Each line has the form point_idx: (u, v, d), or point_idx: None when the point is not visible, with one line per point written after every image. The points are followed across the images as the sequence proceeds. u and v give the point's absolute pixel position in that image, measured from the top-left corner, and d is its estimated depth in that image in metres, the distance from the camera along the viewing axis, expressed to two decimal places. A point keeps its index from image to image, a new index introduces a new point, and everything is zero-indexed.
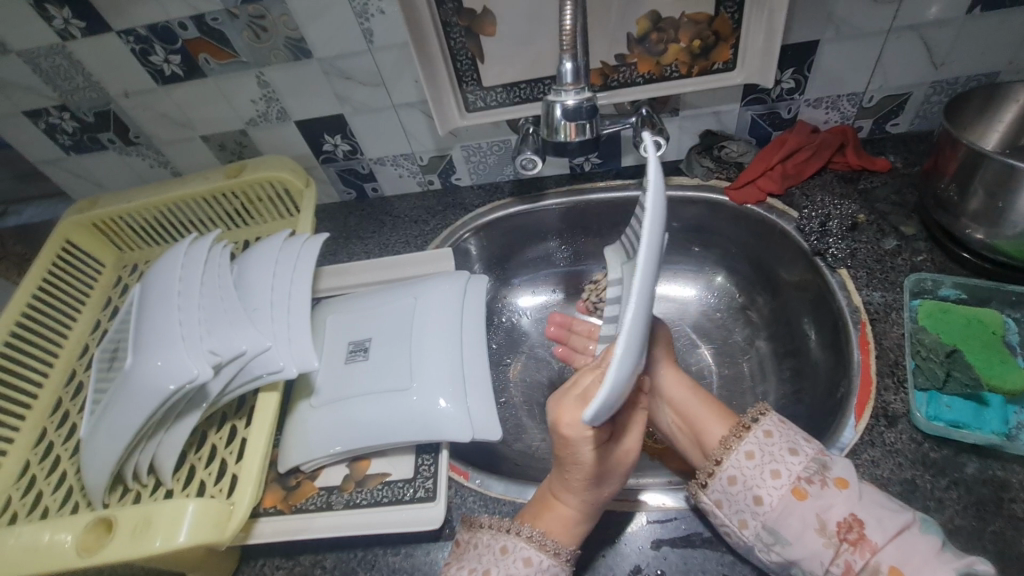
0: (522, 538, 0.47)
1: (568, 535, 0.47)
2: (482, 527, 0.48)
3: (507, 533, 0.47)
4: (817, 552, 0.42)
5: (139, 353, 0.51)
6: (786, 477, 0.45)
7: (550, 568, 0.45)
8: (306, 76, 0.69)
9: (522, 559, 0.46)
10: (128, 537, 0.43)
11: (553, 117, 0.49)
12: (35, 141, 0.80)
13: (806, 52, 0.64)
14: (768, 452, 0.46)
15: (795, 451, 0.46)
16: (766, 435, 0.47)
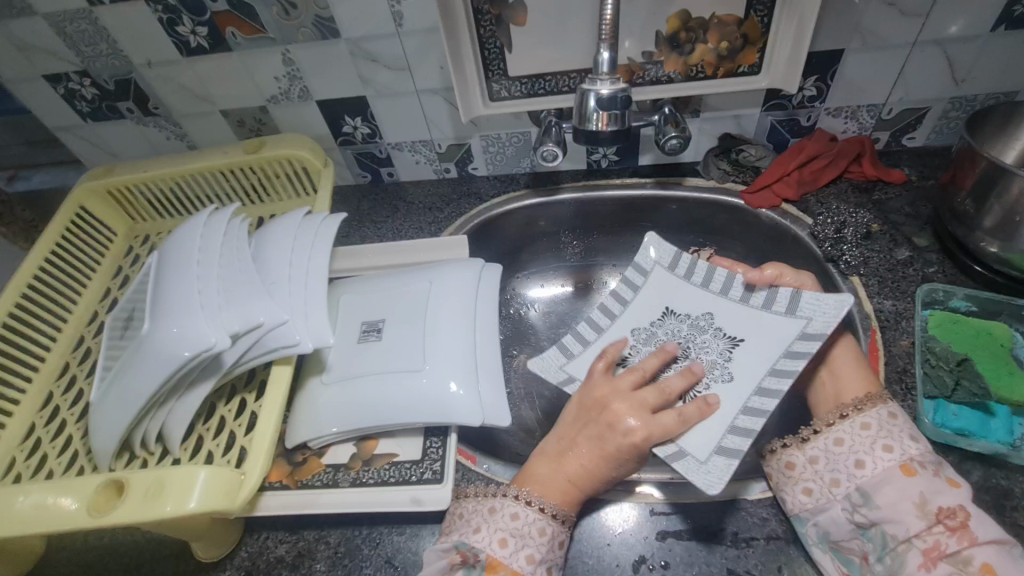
0: (509, 498, 0.49)
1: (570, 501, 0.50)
2: (500, 496, 0.50)
3: (495, 495, 0.50)
4: (907, 521, 0.43)
5: (157, 320, 0.51)
6: (899, 452, 0.45)
7: (536, 522, 0.47)
8: (332, 56, 0.69)
9: (509, 514, 0.48)
10: (139, 501, 0.43)
11: (586, 107, 0.50)
12: (52, 106, 0.79)
13: (831, 60, 0.64)
14: (890, 428, 0.47)
15: (915, 437, 0.46)
16: (863, 426, 0.48)
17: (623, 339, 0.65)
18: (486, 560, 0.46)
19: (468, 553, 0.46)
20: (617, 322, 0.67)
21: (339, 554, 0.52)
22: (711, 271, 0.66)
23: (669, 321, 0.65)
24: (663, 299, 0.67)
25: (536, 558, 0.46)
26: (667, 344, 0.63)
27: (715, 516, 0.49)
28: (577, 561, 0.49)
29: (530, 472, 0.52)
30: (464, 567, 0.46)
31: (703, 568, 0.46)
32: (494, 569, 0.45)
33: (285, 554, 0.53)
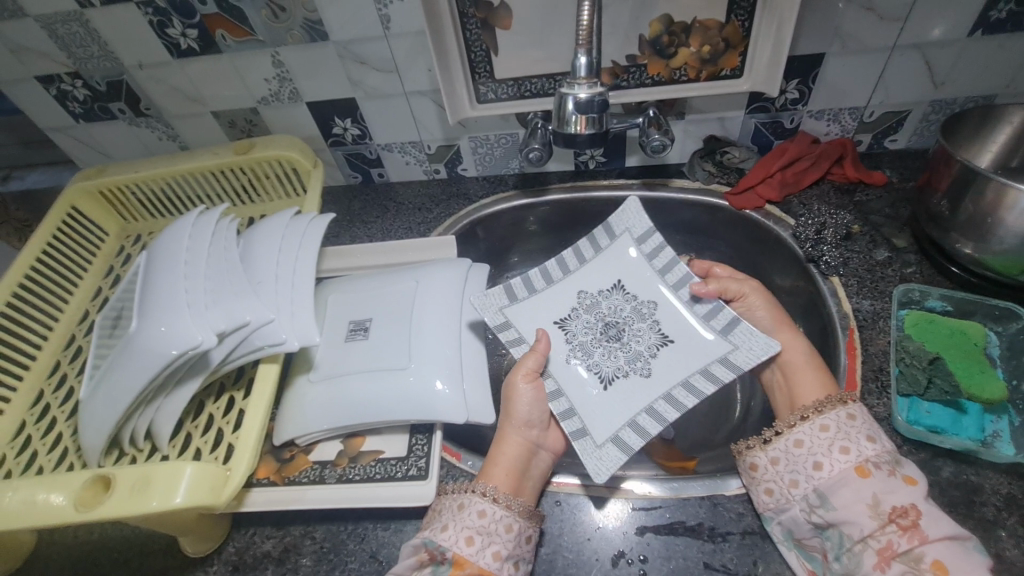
0: (477, 494, 0.49)
1: (493, 477, 0.51)
2: (476, 494, 0.49)
3: (464, 491, 0.50)
4: (861, 522, 0.44)
5: (145, 318, 0.51)
6: (855, 454, 0.47)
7: (504, 518, 0.47)
8: (321, 58, 0.70)
9: (476, 512, 0.48)
10: (125, 496, 0.44)
11: (564, 110, 0.50)
12: (45, 107, 0.80)
13: (812, 64, 0.66)
14: (842, 429, 0.48)
15: (872, 439, 0.47)
16: (822, 428, 0.49)
17: (564, 305, 0.69)
18: (453, 558, 0.45)
19: (435, 551, 0.46)
20: (564, 281, 0.70)
21: (324, 549, 0.53)
22: (675, 263, 0.68)
23: (615, 296, 0.69)
24: (618, 272, 0.70)
25: (503, 554, 0.46)
26: (603, 321, 0.68)
27: (693, 512, 0.50)
28: (556, 556, 0.50)
29: (481, 473, 0.53)
30: (432, 565, 0.46)
31: (680, 563, 0.47)
32: (461, 566, 0.45)
33: (272, 549, 0.53)
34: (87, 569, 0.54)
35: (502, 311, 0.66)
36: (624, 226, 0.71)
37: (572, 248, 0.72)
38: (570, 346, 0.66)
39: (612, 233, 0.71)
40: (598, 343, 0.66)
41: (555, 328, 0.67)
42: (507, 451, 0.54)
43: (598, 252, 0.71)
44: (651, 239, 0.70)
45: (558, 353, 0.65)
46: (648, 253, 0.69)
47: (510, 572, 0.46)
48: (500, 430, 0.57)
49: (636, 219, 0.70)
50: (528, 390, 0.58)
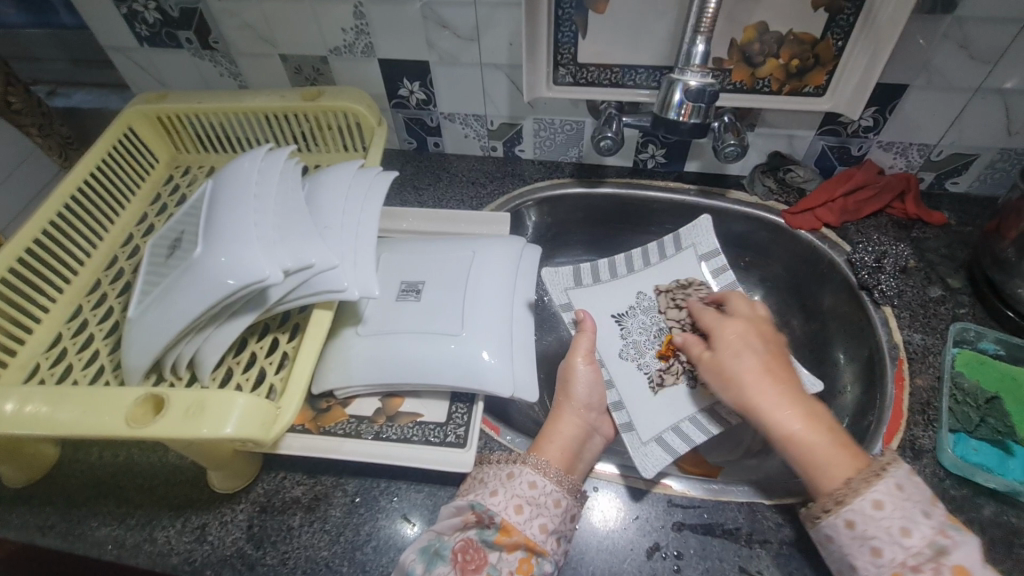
0: (529, 466, 0.50)
1: (552, 453, 0.52)
2: (526, 465, 0.50)
3: (515, 462, 0.50)
4: None
5: (209, 245, 0.51)
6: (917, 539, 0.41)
7: (553, 493, 0.48)
8: (404, 17, 0.69)
9: (527, 483, 0.48)
10: (178, 418, 0.43)
11: (674, 95, 0.53)
12: (111, 25, 0.78)
13: (893, 94, 0.66)
14: (874, 526, 0.42)
15: (908, 534, 0.41)
16: (875, 504, 0.43)
17: (624, 300, 0.73)
18: (501, 523, 0.45)
19: (482, 514, 0.46)
20: (627, 278, 0.75)
21: (355, 503, 0.52)
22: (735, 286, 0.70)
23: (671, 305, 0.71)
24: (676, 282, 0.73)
25: (550, 528, 0.46)
26: (657, 324, 0.69)
27: (731, 516, 0.50)
28: (593, 539, 0.50)
29: (532, 447, 0.54)
30: (477, 527, 0.46)
31: (715, 564, 0.47)
32: (508, 533, 0.45)
33: (302, 496, 0.53)
34: (110, 490, 0.53)
35: (567, 292, 0.74)
36: (692, 239, 0.74)
37: (641, 249, 0.76)
38: (623, 342, 0.69)
39: (679, 244, 0.74)
40: (650, 345, 0.68)
41: (610, 321, 0.71)
42: (563, 429, 0.55)
43: (663, 259, 0.75)
44: (716, 258, 0.72)
45: (612, 345, 0.68)
46: (711, 270, 0.72)
47: (553, 547, 0.46)
48: (556, 408, 0.58)
49: (704, 236, 0.73)
50: (587, 374, 0.60)
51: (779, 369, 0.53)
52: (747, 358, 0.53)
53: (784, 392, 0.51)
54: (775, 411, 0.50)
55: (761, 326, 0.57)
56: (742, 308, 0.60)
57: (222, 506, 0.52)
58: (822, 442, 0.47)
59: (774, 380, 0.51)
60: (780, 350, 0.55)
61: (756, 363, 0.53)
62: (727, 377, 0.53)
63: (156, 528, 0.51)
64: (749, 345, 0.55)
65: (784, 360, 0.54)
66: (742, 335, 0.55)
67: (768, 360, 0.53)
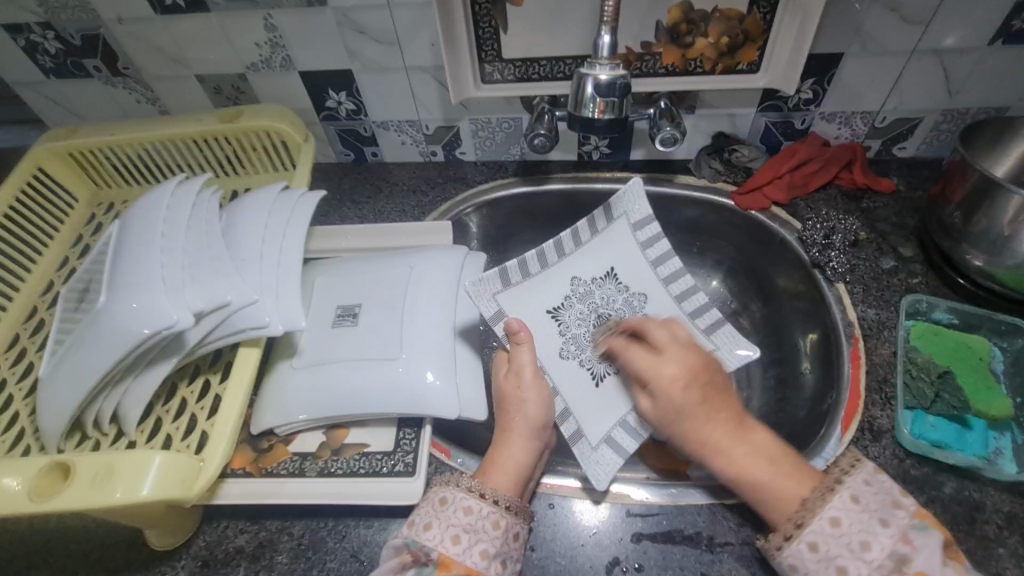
0: (462, 489, 0.47)
1: (500, 480, 0.48)
2: (461, 488, 0.47)
3: (448, 485, 0.47)
4: None
5: (114, 293, 0.47)
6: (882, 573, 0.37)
7: (490, 515, 0.45)
8: (318, 25, 0.65)
9: (462, 509, 0.46)
10: (87, 485, 0.40)
11: (585, 91, 0.51)
12: (12, 59, 0.74)
13: (829, 64, 0.64)
14: (833, 546, 0.39)
15: (867, 547, 0.38)
16: (832, 523, 0.39)
17: (558, 292, 0.65)
18: (439, 558, 0.43)
19: (418, 552, 0.44)
20: (558, 267, 0.66)
21: (302, 546, 0.50)
22: (670, 255, 0.65)
23: (608, 284, 0.66)
24: (610, 260, 0.66)
25: (491, 553, 0.44)
26: (596, 311, 0.65)
27: (691, 520, 0.49)
28: (549, 561, 0.48)
29: (478, 470, 0.50)
30: (415, 567, 0.43)
31: (675, 572, 0.46)
32: (446, 568, 0.42)
33: (246, 544, 0.50)
34: (41, 559, 0.51)
35: (495, 298, 0.62)
36: (625, 208, 0.65)
37: (570, 229, 0.67)
38: (563, 339, 0.64)
39: (610, 214, 0.66)
40: (591, 336, 0.64)
41: (547, 317, 0.64)
42: (513, 452, 0.51)
43: (595, 236, 0.66)
44: (648, 226, 0.65)
45: (552, 345, 0.63)
46: (643, 241, 0.65)
47: (497, 571, 0.44)
48: (501, 429, 0.53)
49: (637, 203, 0.65)
50: (536, 387, 0.55)
51: (721, 404, 0.49)
52: (681, 386, 0.49)
53: (727, 435, 0.47)
54: (731, 449, 0.46)
55: (690, 357, 0.51)
56: (667, 340, 0.53)
57: (161, 564, 0.50)
58: (765, 478, 0.44)
59: (710, 420, 0.48)
60: (723, 386, 0.50)
61: (691, 423, 0.48)
62: (665, 378, 0.50)
63: None
64: (686, 405, 0.49)
65: (730, 400, 0.49)
66: (691, 366, 0.50)
67: (701, 418, 0.48)
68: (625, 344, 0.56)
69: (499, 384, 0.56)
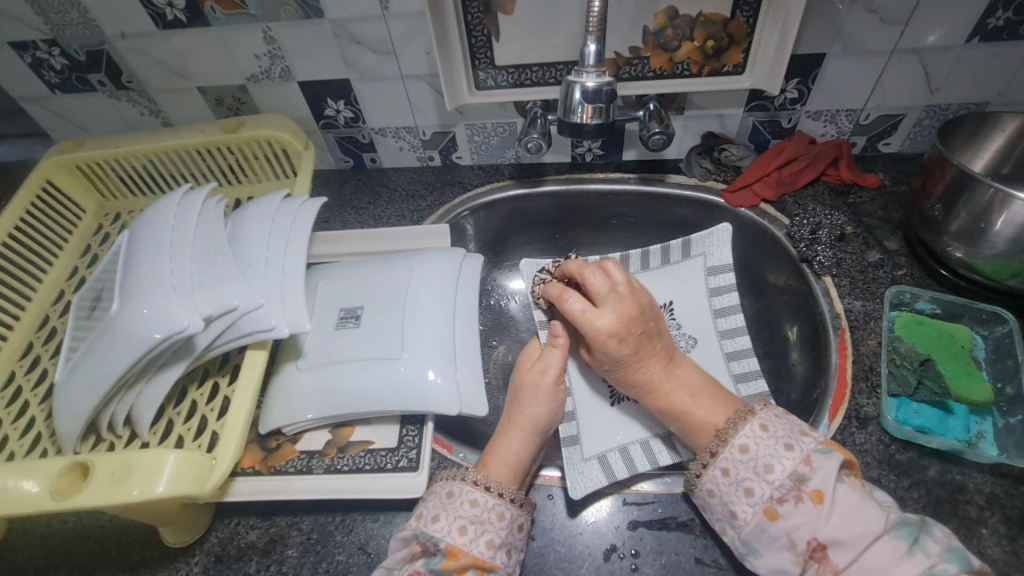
0: (467, 483, 0.49)
1: (495, 472, 0.51)
2: (466, 482, 0.49)
3: (455, 479, 0.49)
4: (784, 567, 0.43)
5: (126, 300, 0.49)
6: (778, 471, 0.44)
7: (494, 506, 0.47)
8: (315, 36, 0.67)
9: (468, 501, 0.48)
10: (106, 484, 0.42)
11: (573, 97, 0.53)
12: (19, 76, 0.76)
13: (812, 64, 0.65)
14: (742, 470, 0.45)
15: (771, 469, 0.44)
16: (762, 428, 0.47)
17: None
18: (447, 548, 0.45)
19: (426, 543, 0.45)
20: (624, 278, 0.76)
21: (311, 540, 0.52)
22: (734, 310, 0.71)
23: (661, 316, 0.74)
24: (672, 294, 0.75)
25: (496, 542, 0.46)
26: None
27: (685, 507, 0.50)
28: (549, 549, 0.50)
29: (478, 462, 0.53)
30: (424, 557, 0.46)
31: (671, 557, 0.48)
32: (455, 556, 0.45)
33: (257, 540, 0.52)
34: (59, 559, 0.52)
35: None
36: (704, 248, 0.73)
37: (644, 251, 0.76)
38: None
39: (686, 251, 0.74)
40: None
41: None
42: (511, 445, 0.53)
43: (666, 265, 0.76)
44: (723, 275, 0.72)
45: None
46: (712, 287, 0.73)
47: (504, 561, 0.46)
48: (508, 421, 0.56)
49: (719, 247, 0.72)
50: (555, 390, 0.57)
51: (651, 340, 0.54)
52: (616, 339, 0.53)
53: (658, 372, 0.54)
54: (660, 381, 0.54)
55: (624, 307, 0.54)
56: (603, 289, 0.55)
57: (176, 561, 0.52)
58: (686, 407, 0.52)
59: (644, 363, 0.54)
60: (654, 329, 0.55)
61: (628, 368, 0.54)
62: (598, 333, 0.53)
63: None
64: (621, 356, 0.53)
65: (659, 344, 0.55)
66: (627, 314, 0.53)
67: (635, 363, 0.54)
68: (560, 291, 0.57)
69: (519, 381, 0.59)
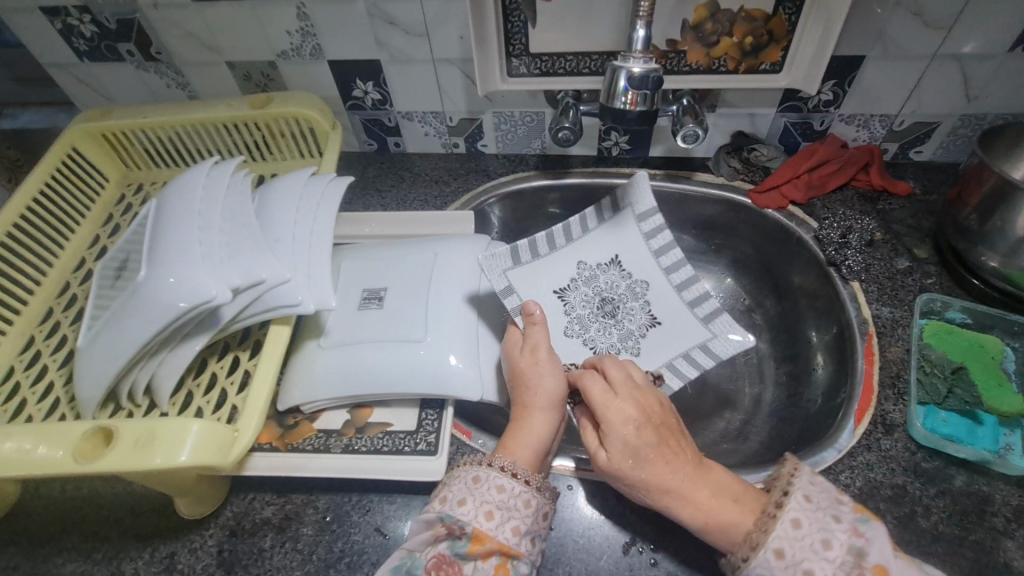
0: (495, 469, 0.47)
1: (520, 458, 0.49)
2: (491, 467, 0.47)
3: (481, 464, 0.48)
4: None
5: (153, 267, 0.49)
6: (838, 545, 0.39)
7: (522, 494, 0.46)
8: (349, 15, 0.67)
9: (496, 486, 0.46)
10: (129, 451, 0.42)
11: (618, 82, 0.53)
12: (48, 41, 0.75)
13: (850, 67, 0.65)
14: (797, 549, 0.40)
15: (829, 544, 0.39)
16: (838, 491, 0.42)
17: (564, 273, 0.66)
18: (473, 533, 0.44)
19: (453, 526, 0.44)
20: (566, 248, 0.66)
21: (327, 519, 0.51)
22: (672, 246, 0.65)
23: (612, 271, 0.66)
24: (614, 246, 0.66)
25: (522, 530, 0.45)
26: (600, 295, 0.66)
27: None
28: (568, 540, 0.49)
29: (498, 446, 0.50)
30: (448, 541, 0.45)
31: (691, 554, 0.47)
32: (480, 542, 0.44)
33: (272, 516, 0.52)
34: (74, 525, 0.52)
35: (505, 275, 0.62)
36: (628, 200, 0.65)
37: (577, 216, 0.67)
38: (568, 317, 0.65)
39: (617, 206, 0.66)
40: (594, 318, 0.65)
41: (555, 297, 0.65)
42: (534, 427, 0.51)
43: (601, 225, 0.67)
44: (651, 219, 0.65)
45: (557, 323, 0.65)
46: (647, 232, 0.65)
47: (527, 548, 0.45)
48: (521, 404, 0.52)
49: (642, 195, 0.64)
50: (551, 364, 0.53)
51: (676, 444, 0.47)
52: (643, 437, 0.45)
53: (688, 480, 0.45)
54: (693, 493, 0.44)
55: (642, 398, 0.48)
56: (621, 379, 0.49)
57: (191, 532, 0.51)
58: (732, 518, 0.43)
59: (668, 466, 0.45)
60: (675, 427, 0.48)
61: (651, 472, 0.44)
62: (625, 424, 0.46)
63: (124, 560, 0.50)
64: (642, 449, 0.45)
65: (682, 442, 0.47)
66: (643, 406, 0.47)
67: (659, 462, 0.45)
68: (586, 373, 0.50)
69: (511, 361, 0.54)
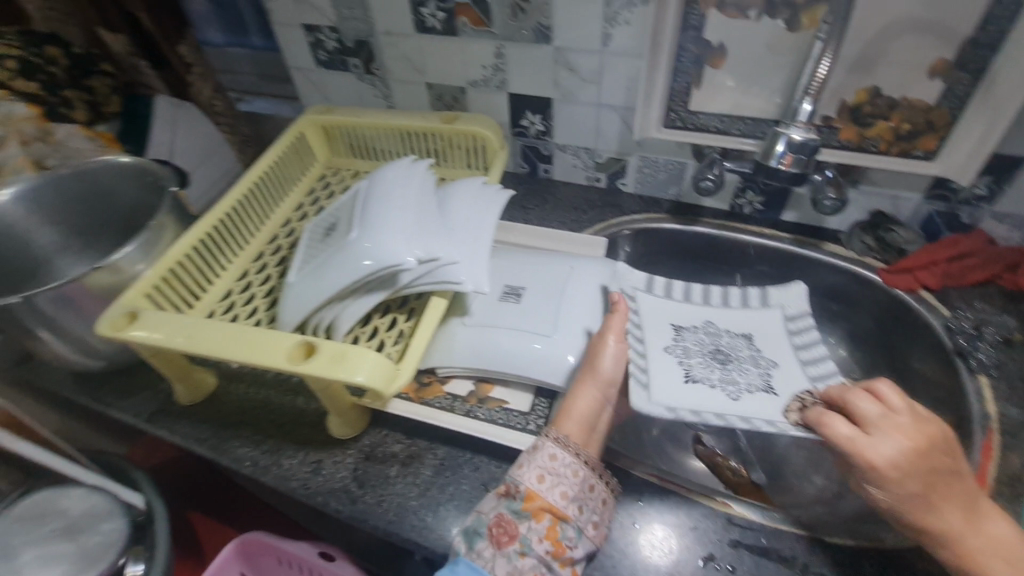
0: (550, 440, 0.54)
1: (568, 427, 0.55)
2: (549, 439, 0.54)
3: (540, 437, 0.54)
4: None
5: (363, 231, 0.62)
6: None
7: (572, 464, 0.52)
8: (538, 59, 0.80)
9: (548, 455, 0.52)
10: (326, 363, 0.53)
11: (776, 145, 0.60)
12: (299, 50, 0.96)
13: (1011, 166, 0.65)
14: None
15: None
16: None
17: (688, 318, 0.70)
18: (526, 491, 0.50)
19: (510, 485, 0.51)
20: (701, 306, 0.72)
21: (443, 465, 0.60)
22: (816, 344, 0.65)
23: (739, 339, 0.68)
24: (752, 326, 0.69)
25: (570, 495, 0.50)
26: (714, 344, 0.67)
27: (789, 544, 0.52)
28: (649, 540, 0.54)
29: (552, 419, 0.57)
30: (506, 501, 0.51)
31: None
32: (531, 499, 0.49)
33: (400, 452, 0.62)
34: (252, 419, 0.66)
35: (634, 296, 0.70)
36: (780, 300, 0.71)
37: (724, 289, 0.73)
38: (673, 341, 0.66)
39: (766, 300, 0.71)
40: (700, 354, 0.65)
41: (670, 328, 0.68)
42: (585, 401, 0.57)
43: (744, 307, 0.71)
44: (803, 325, 0.68)
45: (661, 342, 0.66)
46: (792, 330, 0.68)
47: (575, 514, 0.50)
48: (578, 379, 0.60)
49: (795, 300, 0.70)
50: (615, 352, 0.62)
51: (953, 481, 0.45)
52: (911, 477, 0.44)
53: (960, 518, 0.44)
54: (965, 535, 0.44)
55: (916, 436, 0.45)
56: (895, 408, 0.47)
57: (336, 448, 0.63)
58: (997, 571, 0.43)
59: (949, 507, 0.44)
60: (951, 467, 0.45)
61: (925, 514, 0.44)
62: (887, 470, 0.44)
63: (284, 455, 0.63)
64: (908, 495, 0.44)
65: (958, 483, 0.45)
66: (915, 447, 0.45)
67: (938, 504, 0.44)
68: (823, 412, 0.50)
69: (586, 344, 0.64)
